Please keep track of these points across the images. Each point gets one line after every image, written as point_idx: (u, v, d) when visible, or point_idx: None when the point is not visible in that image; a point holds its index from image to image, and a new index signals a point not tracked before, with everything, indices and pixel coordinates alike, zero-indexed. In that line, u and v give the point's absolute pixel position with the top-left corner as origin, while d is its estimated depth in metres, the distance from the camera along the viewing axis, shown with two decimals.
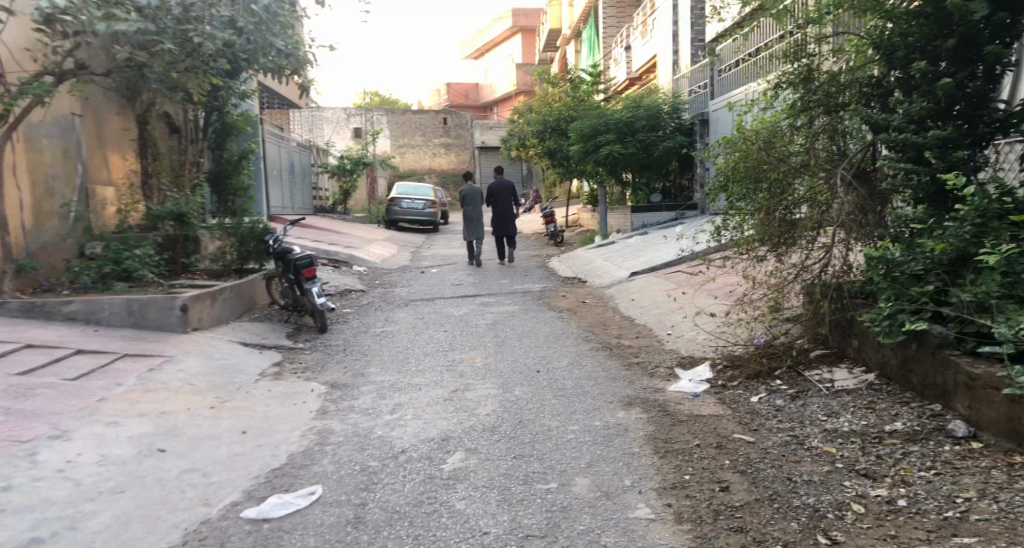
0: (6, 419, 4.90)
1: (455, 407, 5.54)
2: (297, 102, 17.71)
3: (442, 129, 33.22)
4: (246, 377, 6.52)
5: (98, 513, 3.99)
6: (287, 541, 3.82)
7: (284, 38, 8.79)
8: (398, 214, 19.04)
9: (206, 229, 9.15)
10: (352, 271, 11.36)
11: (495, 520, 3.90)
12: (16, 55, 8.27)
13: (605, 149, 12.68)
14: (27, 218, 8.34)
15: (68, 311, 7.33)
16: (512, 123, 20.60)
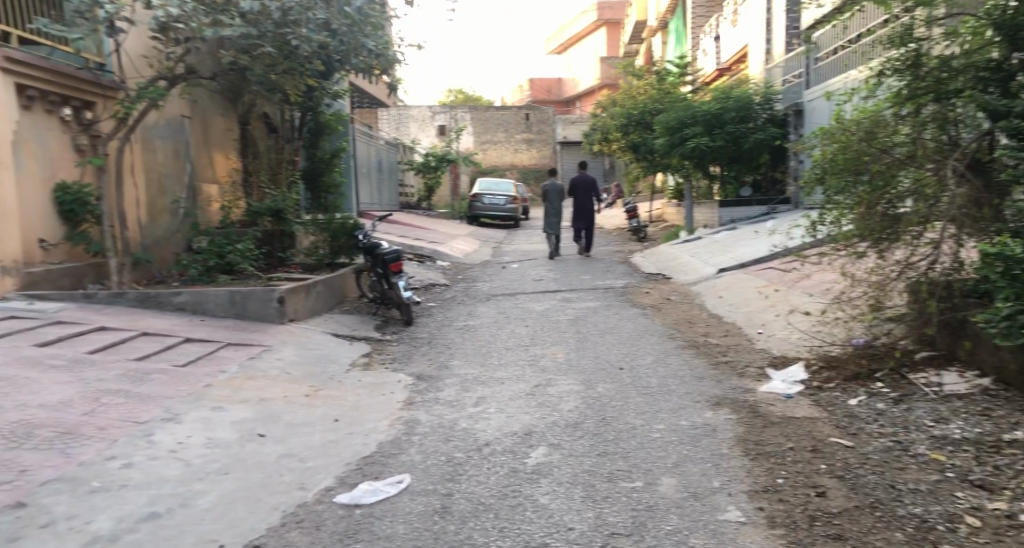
0: (125, 401, 5.18)
1: (538, 402, 5.54)
2: (385, 100, 18.08)
3: (524, 125, 33.26)
4: (337, 367, 6.70)
5: (207, 492, 4.17)
6: (377, 527, 3.89)
7: (375, 39, 9.03)
8: (480, 210, 19.19)
9: (300, 225, 9.51)
10: (435, 266, 11.53)
11: (579, 516, 3.88)
12: (135, 61, 8.97)
13: (691, 143, 12.45)
14: (144, 214, 8.93)
15: (178, 302, 7.68)
16: (595, 117, 20.44)
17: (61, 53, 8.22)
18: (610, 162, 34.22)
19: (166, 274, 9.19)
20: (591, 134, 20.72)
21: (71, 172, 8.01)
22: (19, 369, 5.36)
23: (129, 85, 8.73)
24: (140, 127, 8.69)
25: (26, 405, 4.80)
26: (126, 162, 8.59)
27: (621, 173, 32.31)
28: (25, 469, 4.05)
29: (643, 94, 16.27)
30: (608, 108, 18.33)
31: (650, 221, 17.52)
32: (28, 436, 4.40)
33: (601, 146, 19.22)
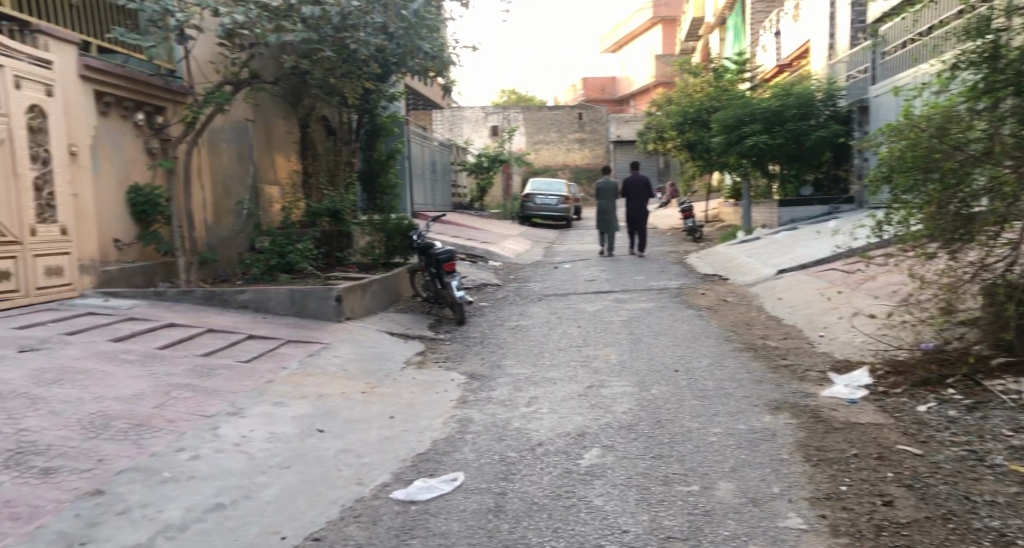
0: (192, 395, 5.32)
1: (591, 404, 5.49)
2: (439, 102, 18.21)
3: (577, 124, 33.17)
4: (392, 365, 6.78)
5: (269, 485, 4.25)
6: (432, 524, 3.91)
7: (431, 41, 9.11)
8: (532, 210, 19.19)
9: (357, 225, 9.59)
10: (487, 266, 11.57)
11: (634, 519, 3.83)
12: (203, 66, 9.37)
13: (749, 141, 12.26)
14: (210, 215, 9.30)
15: (241, 300, 7.88)
16: (649, 116, 20.25)
17: (134, 60, 8.54)
18: (665, 161, 33.89)
19: (230, 272, 9.60)
20: (646, 133, 20.54)
21: (143, 175, 8.37)
22: (94, 363, 5.55)
23: (199, 90, 9.16)
24: (205, 131, 9.04)
25: (102, 397, 4.96)
26: (193, 165, 8.96)
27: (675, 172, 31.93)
28: (101, 458, 4.18)
29: (700, 92, 16.05)
30: (663, 106, 18.14)
31: (705, 221, 17.26)
32: (104, 427, 4.55)
33: (656, 144, 19.02)
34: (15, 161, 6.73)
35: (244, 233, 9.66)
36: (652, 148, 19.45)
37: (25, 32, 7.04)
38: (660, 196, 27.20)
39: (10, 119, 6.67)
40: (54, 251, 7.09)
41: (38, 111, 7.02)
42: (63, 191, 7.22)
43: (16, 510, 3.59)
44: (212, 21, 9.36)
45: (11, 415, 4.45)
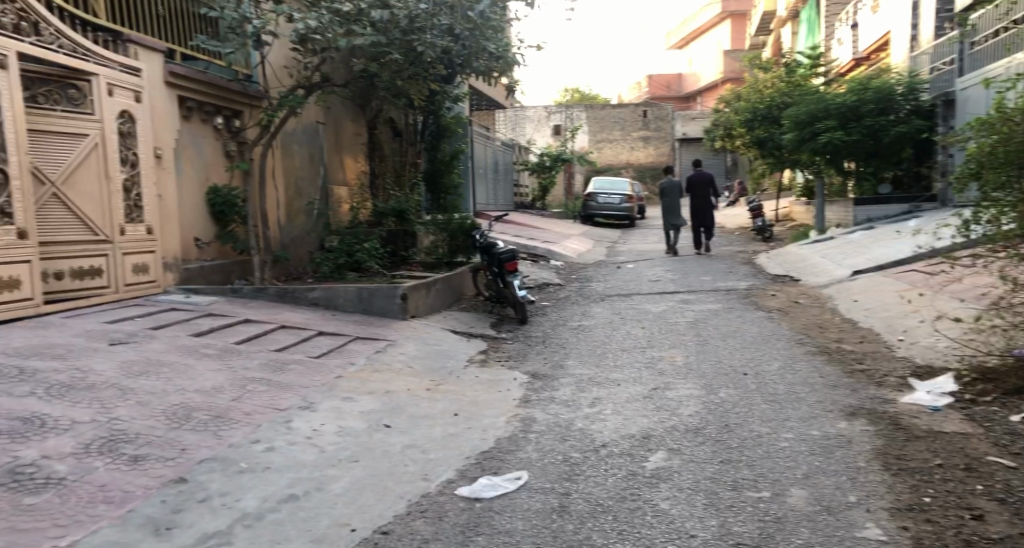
0: (266, 388, 5.44)
1: (656, 406, 5.40)
2: (504, 102, 18.29)
3: (641, 122, 32.84)
4: (455, 362, 6.81)
5: (339, 478, 4.31)
6: (497, 521, 3.90)
7: (496, 42, 9.08)
8: (594, 209, 19.06)
9: (421, 225, 9.73)
10: (549, 265, 11.53)
11: (702, 524, 3.74)
12: (277, 71, 9.60)
13: (823, 137, 11.91)
14: (283, 215, 9.56)
15: (312, 297, 8.04)
16: (717, 113, 19.90)
17: (215, 67, 8.84)
18: (732, 158, 33.27)
19: (302, 270, 9.83)
20: (715, 130, 20.19)
21: (221, 176, 8.62)
22: (177, 356, 5.73)
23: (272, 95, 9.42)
24: (279, 133, 9.28)
25: (184, 389, 5.12)
26: (268, 167, 9.21)
27: (744, 170, 31.27)
28: (184, 447, 4.31)
29: (771, 88, 15.66)
30: (731, 103, 17.80)
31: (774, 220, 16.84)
32: (186, 417, 4.69)
33: (723, 142, 18.64)
34: (107, 164, 7.07)
35: (314, 232, 9.92)
36: (719, 145, 19.10)
37: (118, 42, 7.40)
38: (726, 194, 26.71)
39: (103, 124, 7.04)
40: (141, 250, 7.39)
41: (127, 116, 7.33)
42: (150, 193, 7.49)
43: (108, 494, 3.72)
44: (286, 27, 9.61)
45: (103, 404, 4.62)
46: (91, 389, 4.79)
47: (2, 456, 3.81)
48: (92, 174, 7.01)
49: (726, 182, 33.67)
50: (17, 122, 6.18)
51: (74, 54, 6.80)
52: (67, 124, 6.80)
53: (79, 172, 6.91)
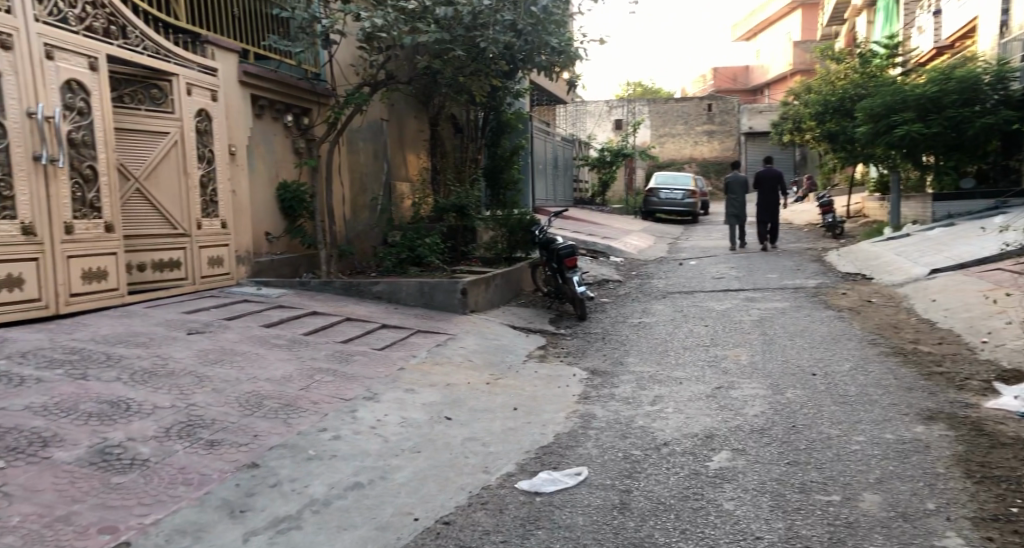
0: (332, 378, 5.54)
1: (719, 405, 5.30)
2: (565, 96, 18.24)
3: (706, 116, 32.32)
4: (515, 357, 6.82)
5: (402, 468, 4.36)
6: (557, 516, 3.89)
7: (559, 36, 8.96)
8: (655, 205, 18.84)
9: (482, 220, 9.74)
10: (609, 262, 11.44)
11: (768, 526, 3.65)
12: (343, 70, 9.77)
13: (901, 130, 11.50)
14: (347, 211, 9.75)
15: (375, 291, 8.15)
16: (786, 106, 19.40)
17: (286, 66, 9.03)
18: (801, 153, 32.45)
19: (365, 265, 10.02)
20: (784, 124, 19.70)
21: (290, 172, 8.82)
22: (249, 346, 5.89)
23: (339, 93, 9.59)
24: (345, 130, 9.45)
25: (256, 378, 5.25)
26: (334, 164, 9.40)
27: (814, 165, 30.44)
28: (256, 434, 4.42)
29: (844, 79, 15.20)
30: (801, 96, 17.34)
31: (846, 217, 16.35)
32: (258, 405, 4.81)
33: (791, 136, 18.17)
34: (185, 160, 7.28)
35: (378, 227, 10.10)
36: (787, 140, 18.66)
37: (196, 43, 7.63)
38: (796, 189, 26.04)
39: (182, 123, 7.25)
40: (216, 244, 7.61)
41: (204, 114, 7.56)
42: (224, 188, 7.71)
43: (187, 476, 3.84)
44: (353, 26, 9.78)
45: (181, 390, 4.78)
46: (171, 376, 4.95)
47: (91, 436, 3.97)
48: (172, 170, 7.22)
49: (794, 177, 32.85)
50: (105, 120, 6.43)
51: (157, 55, 7.03)
52: (148, 122, 7.04)
53: (160, 169, 7.13)
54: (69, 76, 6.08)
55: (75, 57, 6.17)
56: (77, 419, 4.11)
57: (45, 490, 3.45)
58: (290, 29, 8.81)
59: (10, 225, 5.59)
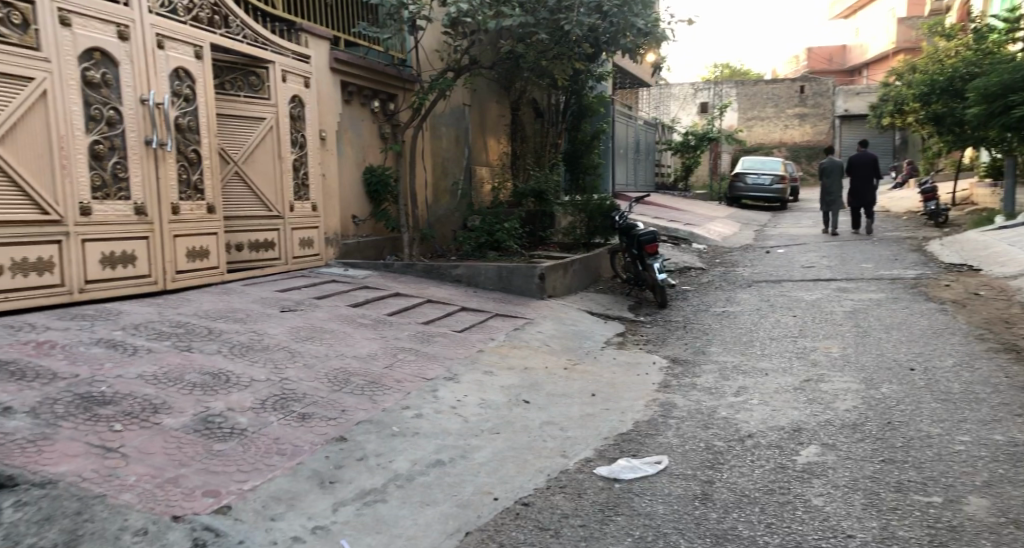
0: (415, 358, 5.64)
1: (809, 398, 5.13)
2: (650, 79, 17.97)
3: (798, 98, 31.21)
4: (593, 343, 6.78)
5: (481, 448, 4.40)
6: (637, 503, 3.85)
7: (645, 17, 8.54)
8: (741, 191, 18.37)
9: (560, 206, 9.70)
10: (692, 249, 11.23)
11: (861, 525, 3.53)
12: (429, 55, 9.86)
13: (1018, 111, 10.76)
14: (429, 195, 9.91)
15: (455, 274, 8.24)
16: (888, 87, 18.49)
17: (374, 52, 9.18)
18: (902, 136, 31.01)
19: (446, 249, 10.16)
20: (885, 105, 18.79)
21: (376, 157, 8.99)
22: (337, 324, 6.05)
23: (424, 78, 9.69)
24: (428, 116, 9.56)
25: (343, 354, 5.39)
26: (417, 149, 9.55)
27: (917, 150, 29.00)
28: (344, 409, 4.54)
29: (955, 57, 14.33)
30: (905, 75, 16.47)
31: (952, 204, 15.50)
32: (346, 381, 4.94)
33: (892, 118, 17.33)
34: (280, 145, 7.50)
35: (458, 212, 10.22)
36: (889, 122, 17.81)
37: (291, 31, 7.84)
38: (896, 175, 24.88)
39: (277, 109, 7.47)
40: (307, 226, 7.84)
41: (297, 101, 7.77)
42: (315, 172, 7.92)
43: (281, 446, 3.98)
44: (439, 12, 9.85)
45: (275, 364, 4.95)
46: (265, 350, 5.14)
47: (195, 405, 4.15)
48: (268, 155, 7.46)
49: (892, 161, 31.42)
50: (208, 107, 6.67)
51: (255, 43, 7.25)
52: (246, 108, 7.27)
53: (257, 153, 7.37)
54: (177, 64, 6.34)
55: (183, 46, 6.42)
56: (183, 388, 4.31)
57: (157, 453, 3.63)
58: (379, 16, 8.94)
59: (124, 205, 5.87)
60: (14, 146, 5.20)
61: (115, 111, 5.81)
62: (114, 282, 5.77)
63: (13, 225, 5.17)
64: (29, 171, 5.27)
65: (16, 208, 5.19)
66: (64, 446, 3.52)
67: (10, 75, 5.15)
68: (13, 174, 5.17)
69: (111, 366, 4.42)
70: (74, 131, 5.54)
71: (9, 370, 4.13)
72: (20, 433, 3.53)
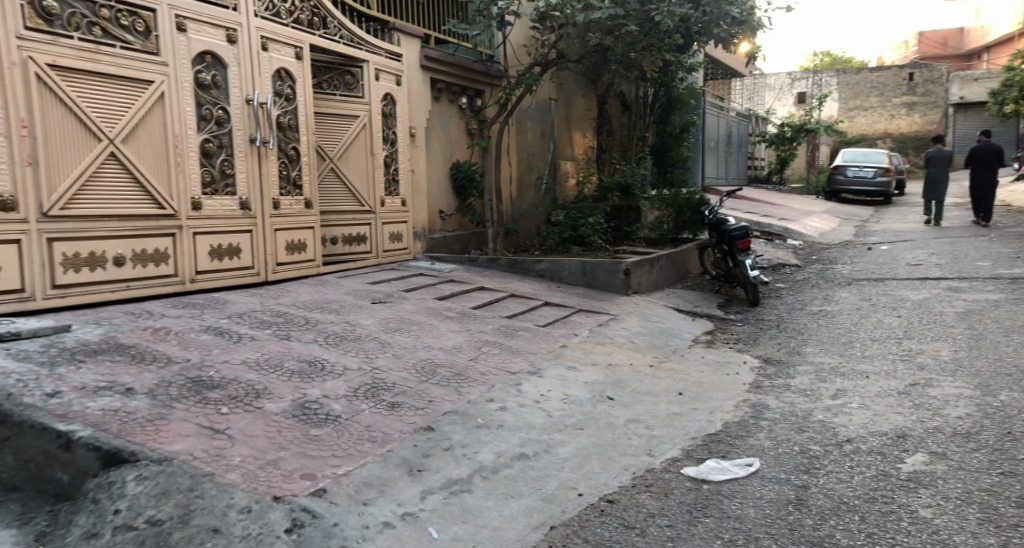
0: (498, 351, 5.64)
1: (914, 403, 4.85)
2: (744, 70, 17.50)
3: (906, 86, 29.70)
4: (680, 341, 6.62)
5: (566, 443, 4.35)
6: (726, 506, 3.72)
7: (741, 5, 8.23)
8: (842, 184, 17.64)
9: (647, 199, 9.59)
10: (787, 245, 10.84)
11: (976, 542, 3.31)
12: (516, 51, 9.85)
13: None
14: (514, 189, 9.93)
15: (538, 269, 8.22)
16: (1012, 71, 17.29)
17: (463, 49, 9.24)
18: None
19: (529, 243, 10.15)
20: (1009, 90, 17.57)
21: (463, 152, 9.06)
22: (424, 316, 6.12)
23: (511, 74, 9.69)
24: (514, 112, 9.59)
25: (430, 346, 5.44)
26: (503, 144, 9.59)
27: None
28: (431, 399, 4.57)
29: None
30: None
31: None
32: (433, 372, 4.98)
33: (1016, 105, 16.20)
34: (372, 142, 7.65)
35: (542, 206, 10.18)
36: (1012, 108, 16.66)
37: (384, 30, 7.97)
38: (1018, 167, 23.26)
39: (370, 107, 7.61)
40: (396, 220, 7.97)
41: (389, 98, 7.89)
42: (404, 167, 8.05)
43: (372, 434, 4.04)
44: (528, 7, 9.83)
45: (366, 354, 5.04)
46: (357, 340, 5.24)
47: (294, 391, 4.27)
48: (361, 151, 7.61)
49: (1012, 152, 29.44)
50: (307, 106, 6.85)
51: (351, 43, 7.39)
52: (341, 106, 7.43)
53: (352, 150, 7.53)
54: (279, 65, 6.54)
55: (284, 47, 6.61)
56: (283, 375, 4.44)
57: (259, 436, 3.75)
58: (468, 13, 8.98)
59: (231, 200, 6.11)
60: (136, 145, 5.47)
61: (224, 112, 6.05)
62: (221, 273, 6.01)
63: (135, 219, 5.44)
64: (148, 168, 5.54)
65: (137, 202, 5.45)
66: (178, 426, 3.67)
67: (133, 79, 5.42)
68: (135, 172, 5.45)
69: (218, 352, 4.59)
70: (187, 129, 5.78)
71: (130, 353, 4.35)
72: (140, 413, 3.69)
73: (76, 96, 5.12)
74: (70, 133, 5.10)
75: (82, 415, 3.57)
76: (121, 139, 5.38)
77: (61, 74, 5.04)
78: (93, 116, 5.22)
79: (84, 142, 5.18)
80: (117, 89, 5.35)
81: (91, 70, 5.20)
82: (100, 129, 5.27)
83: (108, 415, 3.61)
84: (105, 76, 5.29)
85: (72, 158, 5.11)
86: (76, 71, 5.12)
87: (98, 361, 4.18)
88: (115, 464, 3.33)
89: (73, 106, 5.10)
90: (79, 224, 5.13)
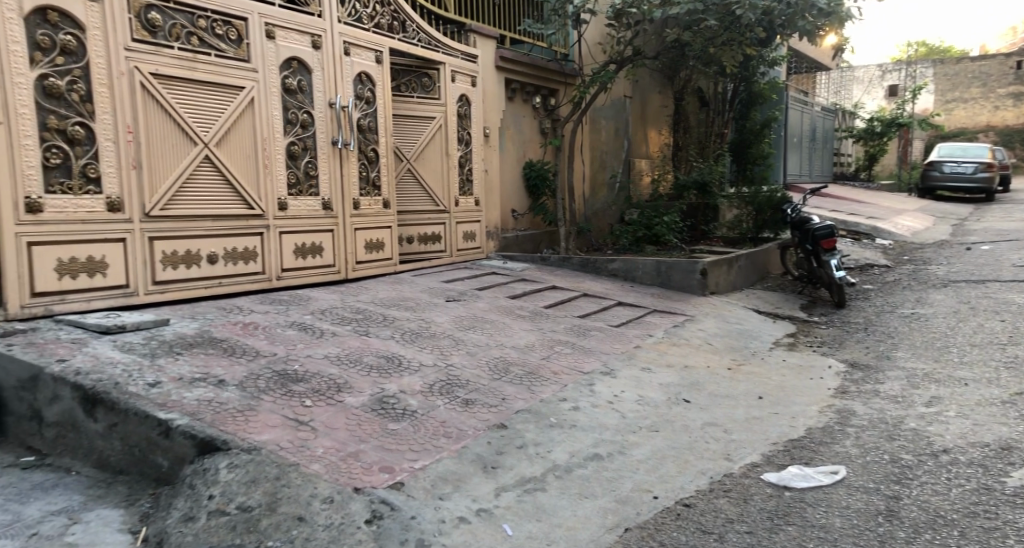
0: (571, 351, 5.57)
1: (1019, 414, 4.54)
2: (830, 63, 16.89)
3: (1013, 75, 28.02)
4: (760, 344, 6.40)
5: (641, 445, 4.24)
6: (810, 514, 3.55)
7: None
8: (936, 180, 16.83)
9: (725, 198, 9.37)
10: (876, 245, 10.37)
11: None
12: (592, 49, 9.75)
13: None
14: (587, 188, 9.83)
15: (611, 269, 8.10)
16: None
17: (538, 49, 9.20)
18: None
19: (602, 242, 10.03)
20: None
21: (537, 152, 9.03)
22: (497, 314, 6.10)
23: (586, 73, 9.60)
24: (588, 111, 9.51)
25: (504, 345, 5.42)
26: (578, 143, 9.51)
27: None
28: (505, 397, 4.54)
29: None
30: None
31: None
32: (506, 370, 4.94)
33: None
34: (448, 143, 7.68)
35: (616, 205, 10.05)
36: None
37: (461, 32, 8.01)
38: None
39: (447, 108, 7.65)
40: (470, 220, 7.99)
41: (465, 99, 7.92)
42: (479, 168, 8.06)
43: (448, 429, 4.02)
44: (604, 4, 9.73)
45: (441, 351, 5.05)
46: (432, 337, 5.25)
47: (372, 386, 4.30)
48: (437, 152, 7.65)
49: None
50: (386, 108, 6.94)
51: (429, 45, 7.44)
52: (419, 108, 7.49)
53: (428, 151, 7.58)
54: (360, 69, 6.64)
55: (365, 51, 6.70)
56: (362, 370, 4.48)
57: (340, 429, 3.79)
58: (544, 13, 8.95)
59: (314, 201, 6.24)
60: (228, 148, 5.62)
61: (308, 115, 6.18)
62: (304, 271, 6.14)
63: (226, 219, 5.60)
64: (239, 171, 5.69)
65: (228, 203, 5.61)
66: (265, 417, 3.74)
67: (226, 86, 5.58)
68: (226, 174, 5.60)
69: (302, 346, 4.67)
70: (275, 133, 5.91)
71: (221, 346, 4.47)
72: (231, 403, 3.78)
73: (175, 102, 5.29)
74: (169, 138, 5.27)
75: (179, 404, 3.67)
76: (215, 143, 5.54)
77: (162, 82, 5.22)
78: (189, 121, 5.39)
79: (182, 146, 5.35)
80: (211, 95, 5.51)
81: (188, 77, 5.37)
82: (196, 133, 5.43)
83: (202, 405, 3.71)
84: (202, 83, 5.46)
85: (170, 161, 5.29)
86: (175, 79, 5.30)
87: (193, 353, 4.31)
88: (209, 451, 3.41)
89: (172, 112, 5.27)
90: (177, 225, 5.30)
